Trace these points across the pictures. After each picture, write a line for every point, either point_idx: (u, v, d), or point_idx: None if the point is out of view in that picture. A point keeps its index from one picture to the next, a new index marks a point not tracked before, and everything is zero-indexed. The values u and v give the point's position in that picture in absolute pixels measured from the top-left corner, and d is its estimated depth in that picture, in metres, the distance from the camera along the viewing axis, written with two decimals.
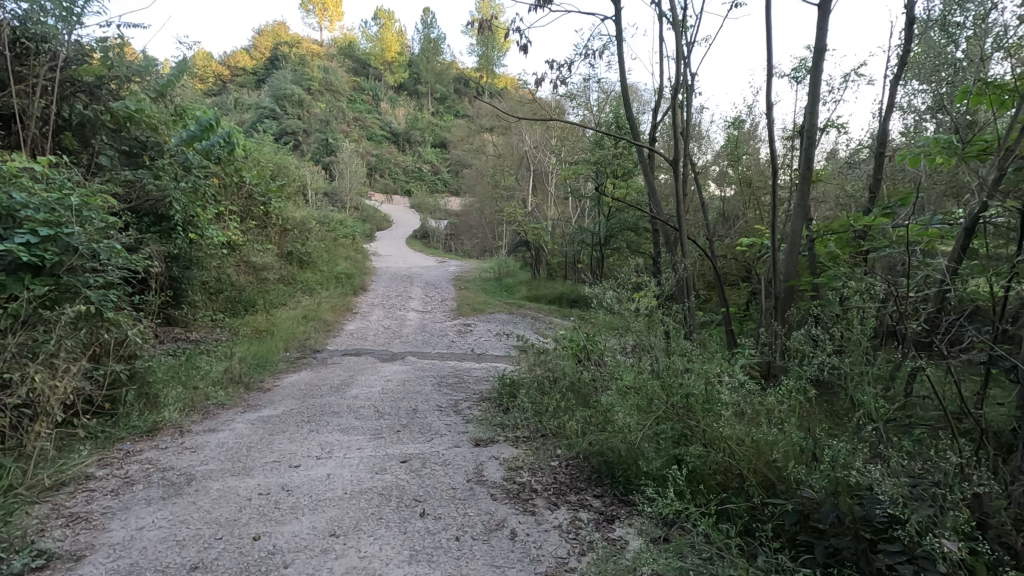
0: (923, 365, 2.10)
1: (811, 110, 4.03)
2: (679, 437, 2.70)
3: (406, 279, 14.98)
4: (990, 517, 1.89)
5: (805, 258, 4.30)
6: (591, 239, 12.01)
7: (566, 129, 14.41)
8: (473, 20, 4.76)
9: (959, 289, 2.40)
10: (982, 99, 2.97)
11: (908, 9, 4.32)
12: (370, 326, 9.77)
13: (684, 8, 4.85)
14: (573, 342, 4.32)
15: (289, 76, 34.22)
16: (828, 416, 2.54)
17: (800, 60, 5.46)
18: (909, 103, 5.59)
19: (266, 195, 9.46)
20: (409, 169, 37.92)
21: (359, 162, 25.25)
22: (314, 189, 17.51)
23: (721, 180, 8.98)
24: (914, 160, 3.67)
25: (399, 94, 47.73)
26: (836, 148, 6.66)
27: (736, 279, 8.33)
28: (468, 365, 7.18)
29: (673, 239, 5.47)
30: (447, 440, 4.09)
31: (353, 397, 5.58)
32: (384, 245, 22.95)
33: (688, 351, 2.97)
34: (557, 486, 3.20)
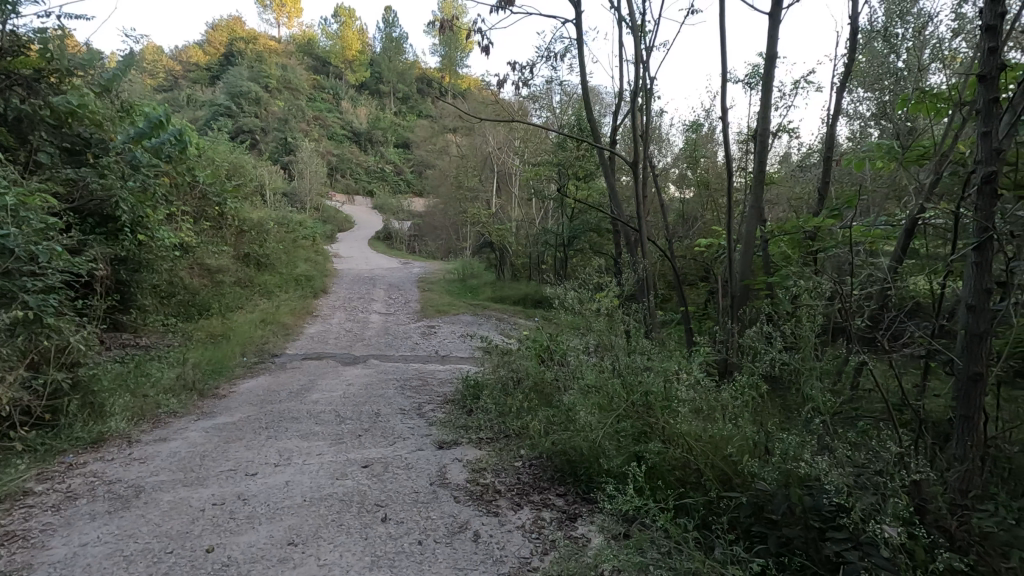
0: (867, 360, 2.20)
1: (763, 115, 4.17)
2: (639, 435, 2.75)
3: (369, 281, 14.77)
4: (928, 503, 1.99)
5: (760, 258, 4.44)
6: (555, 240, 12.11)
7: (529, 130, 14.50)
8: (434, 20, 4.73)
9: (899, 287, 2.53)
10: (920, 107, 3.08)
11: (853, 20, 4.52)
12: (332, 329, 9.59)
13: (643, 13, 4.94)
14: (536, 343, 4.34)
15: (245, 73, 33.26)
16: (780, 411, 2.63)
17: (754, 66, 5.63)
18: (855, 109, 5.85)
19: (221, 196, 9.16)
20: (372, 169, 37.34)
21: (319, 162, 24.75)
22: (273, 189, 17.06)
23: (680, 182, 9.19)
24: (859, 164, 3.79)
25: (360, 94, 47.04)
26: (788, 152, 6.91)
27: (694, 279, 8.55)
28: (432, 368, 7.13)
29: (633, 239, 5.56)
30: (409, 444, 4.05)
31: (313, 402, 5.46)
32: (345, 247, 22.56)
33: (647, 350, 3.02)
34: (520, 487, 3.21)
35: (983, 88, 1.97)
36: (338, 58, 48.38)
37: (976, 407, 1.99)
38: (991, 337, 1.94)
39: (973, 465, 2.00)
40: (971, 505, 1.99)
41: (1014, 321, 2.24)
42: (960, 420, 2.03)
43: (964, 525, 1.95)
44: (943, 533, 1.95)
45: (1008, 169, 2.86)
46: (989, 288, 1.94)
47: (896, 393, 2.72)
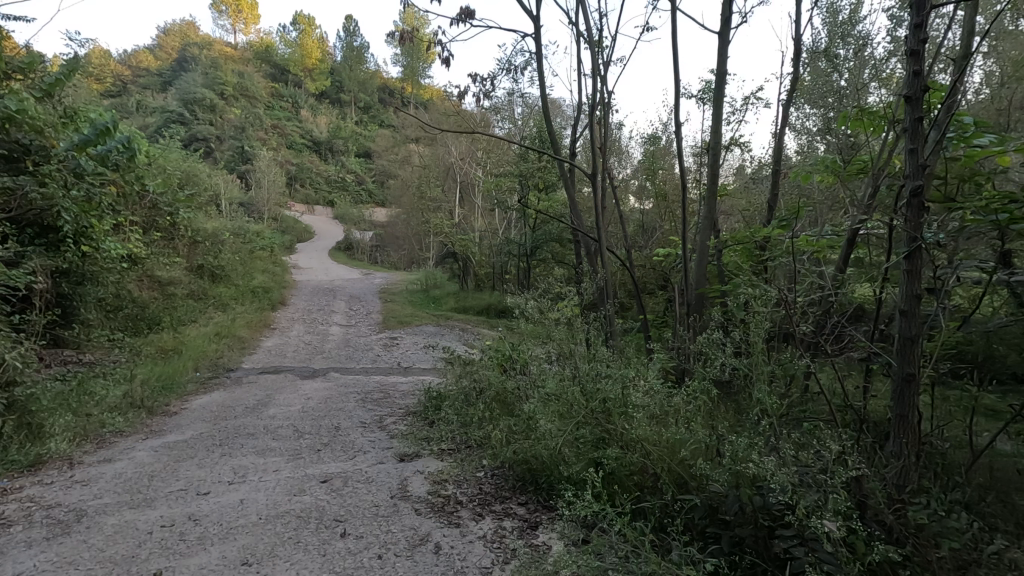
0: (810, 364, 2.31)
1: (715, 128, 4.34)
2: (598, 441, 2.79)
3: (328, 292, 14.49)
4: (868, 499, 2.09)
5: (715, 267, 4.59)
6: (518, 251, 12.18)
7: (493, 142, 14.60)
8: (395, 30, 4.75)
9: (841, 294, 2.66)
10: (859, 124, 3.26)
11: (798, 40, 4.76)
12: (290, 342, 9.35)
13: (600, 30, 5.08)
14: (499, 353, 4.35)
15: (198, 79, 32.41)
16: (732, 415, 2.72)
17: (706, 82, 5.84)
18: (802, 125, 6.14)
19: (174, 205, 8.84)
20: (333, 179, 36.34)
21: (278, 171, 24.28)
22: (228, 199, 16.61)
23: (640, 193, 9.40)
24: (807, 177, 3.98)
25: (321, 102, 46.36)
26: (741, 165, 7.19)
27: (653, 287, 8.75)
28: (395, 379, 7.05)
29: (594, 250, 5.67)
30: (370, 458, 3.99)
31: (270, 417, 5.30)
32: (304, 257, 22.12)
33: (606, 358, 3.08)
34: (481, 497, 3.21)
35: (909, 108, 2.11)
36: (298, 66, 47.69)
37: (909, 406, 2.11)
38: (922, 340, 2.06)
39: (909, 462, 2.12)
40: (907, 500, 2.10)
41: (943, 324, 2.39)
42: (895, 418, 2.15)
43: (901, 518, 2.06)
44: (883, 527, 2.04)
45: (938, 183, 3.05)
46: (918, 294, 2.07)
47: (840, 394, 2.86)
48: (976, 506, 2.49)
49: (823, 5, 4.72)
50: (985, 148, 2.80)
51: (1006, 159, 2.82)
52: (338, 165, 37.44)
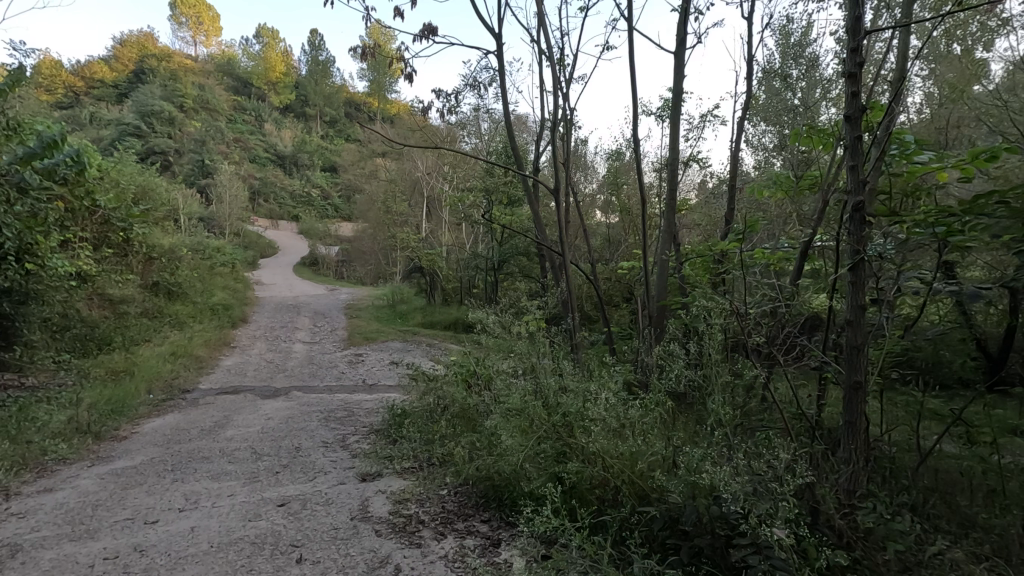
0: (762, 375, 2.37)
1: (674, 143, 4.45)
2: (559, 455, 2.79)
3: (292, 309, 14.15)
4: (820, 505, 2.16)
5: (676, 279, 4.67)
6: (485, 265, 12.16)
7: (459, 157, 14.63)
8: (358, 45, 4.72)
9: (792, 306, 2.74)
10: (809, 141, 3.39)
11: (752, 61, 4.95)
12: (251, 361, 9.08)
13: (562, 48, 5.17)
14: (463, 368, 4.30)
15: (156, 91, 31.54)
16: (690, 427, 2.77)
17: (665, 100, 6.00)
18: (759, 141, 6.35)
19: (127, 220, 8.55)
20: (297, 194, 35.62)
21: (240, 185, 23.73)
22: (187, 214, 16.10)
23: (606, 207, 9.53)
24: (762, 192, 4.11)
25: (285, 116, 45.62)
26: (701, 180, 7.37)
27: (619, 300, 8.86)
28: (359, 398, 6.89)
29: (559, 263, 5.71)
30: (330, 478, 3.90)
31: (227, 439, 5.13)
32: (268, 273, 21.55)
33: (567, 371, 3.09)
34: (444, 515, 3.15)
35: (848, 126, 2.23)
36: (261, 79, 47.04)
37: (858, 413, 2.19)
38: (867, 349, 2.14)
39: (858, 467, 2.19)
40: (856, 504, 2.17)
41: (887, 333, 2.49)
42: (845, 425, 2.22)
43: (851, 523, 2.13)
44: (833, 531, 2.10)
45: (883, 197, 3.19)
46: (863, 305, 2.16)
47: (794, 402, 2.95)
48: (922, 508, 2.59)
49: (775, 28, 4.92)
50: (925, 165, 2.95)
51: (945, 176, 2.97)
52: (303, 179, 36.85)
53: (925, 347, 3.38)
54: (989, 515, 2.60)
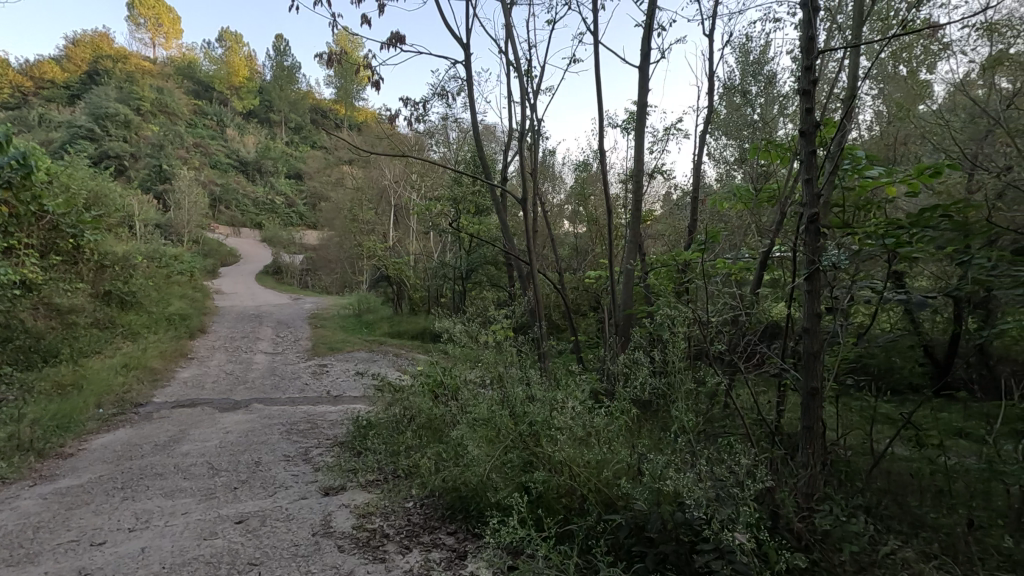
0: (724, 383, 2.41)
1: (638, 155, 4.54)
2: (525, 465, 2.77)
3: (254, 318, 13.75)
4: (780, 509, 2.21)
5: (641, 288, 4.74)
6: (453, 274, 12.09)
7: (427, 165, 14.59)
8: (325, 51, 4.66)
9: (752, 315, 2.81)
10: (768, 155, 3.49)
11: (713, 77, 5.10)
12: (209, 373, 8.78)
13: (529, 60, 5.22)
14: (430, 378, 4.24)
15: (111, 93, 30.40)
16: (656, 433, 2.80)
17: (630, 113, 6.14)
18: (721, 155, 6.54)
19: (77, 227, 8.22)
20: (261, 201, 34.75)
21: (200, 191, 23.05)
22: (143, 221, 15.54)
23: (574, 217, 9.63)
24: (724, 204, 4.23)
25: (249, 121, 44.61)
26: (666, 192, 7.53)
27: (586, 309, 8.93)
28: (323, 409, 6.72)
29: (526, 272, 5.73)
30: (291, 494, 3.79)
31: (182, 454, 4.93)
32: (228, 282, 20.90)
33: (534, 380, 3.08)
34: (409, 529, 3.09)
35: (804, 141, 2.30)
36: (224, 84, 45.87)
37: (815, 418, 2.25)
38: (823, 356, 2.20)
39: (816, 471, 2.24)
40: (814, 508, 2.22)
41: (841, 341, 2.58)
42: (803, 431, 2.28)
43: (810, 526, 2.18)
44: (792, 534, 2.16)
45: (838, 210, 3.31)
46: (819, 313, 2.22)
47: (755, 408, 3.02)
48: (875, 510, 2.67)
49: (735, 45, 5.08)
50: (875, 179, 3.08)
51: (894, 189, 3.10)
52: (266, 186, 36.03)
53: (878, 353, 3.52)
54: (937, 515, 2.71)
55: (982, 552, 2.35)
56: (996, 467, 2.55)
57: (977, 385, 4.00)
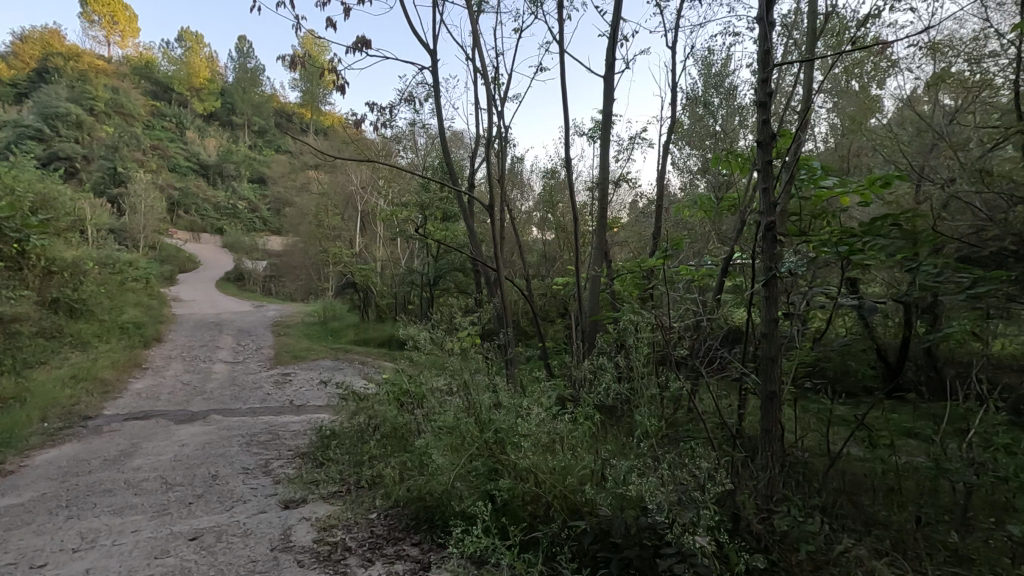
0: (687, 387, 2.45)
1: (604, 163, 4.59)
2: (491, 472, 2.75)
3: (214, 326, 13.32)
4: (741, 511, 2.26)
5: (608, 295, 4.78)
6: (420, 281, 11.98)
7: (394, 171, 14.47)
8: (290, 53, 4.56)
9: (714, 321, 2.86)
10: (728, 165, 3.58)
11: (676, 88, 5.22)
12: (165, 383, 8.44)
13: (496, 68, 5.23)
14: (395, 386, 4.17)
15: (62, 91, 29.14)
16: (620, 439, 2.82)
17: (596, 121, 6.21)
18: (685, 164, 6.69)
19: (22, 231, 7.82)
20: (222, 206, 33.78)
21: (157, 195, 22.26)
22: (94, 225, 14.90)
23: (542, 224, 9.68)
24: (687, 212, 4.31)
25: (210, 124, 43.41)
26: (632, 200, 7.64)
27: (554, 315, 8.96)
28: (285, 420, 6.54)
29: (493, 279, 5.71)
30: (250, 508, 3.67)
31: (134, 469, 4.72)
32: (187, 289, 20.20)
33: (500, 387, 3.06)
34: (372, 541, 3.03)
35: (761, 151, 2.37)
36: (183, 85, 44.15)
37: (773, 421, 2.30)
38: (781, 360, 2.27)
39: (775, 472, 2.29)
40: (773, 508, 2.28)
41: (798, 345, 2.66)
42: (763, 433, 2.33)
43: (769, 526, 2.23)
44: (752, 535, 2.20)
45: (795, 219, 3.41)
46: (776, 318, 2.28)
47: (717, 412, 3.08)
48: (831, 510, 2.75)
49: (697, 58, 5.20)
50: (830, 189, 3.19)
51: (847, 199, 3.22)
52: (227, 191, 35.07)
53: (833, 357, 3.64)
54: (889, 512, 2.81)
55: (930, 547, 2.44)
56: (942, 465, 2.66)
57: (926, 386, 4.18)
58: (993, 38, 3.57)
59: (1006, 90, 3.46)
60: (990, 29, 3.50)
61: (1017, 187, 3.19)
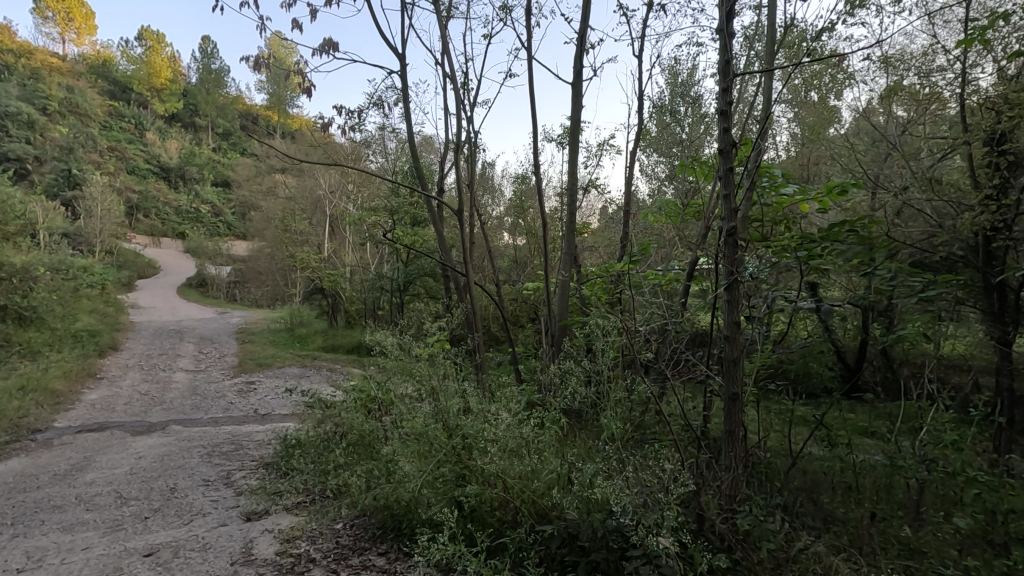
0: (652, 392, 2.46)
1: (572, 169, 4.63)
2: (458, 478, 2.72)
3: (174, 334, 12.89)
4: (705, 512, 2.29)
5: (577, 300, 4.82)
6: (389, 286, 11.85)
7: (364, 176, 14.33)
8: (255, 54, 4.46)
9: (679, 325, 2.90)
10: (693, 172, 3.66)
11: (643, 96, 5.31)
12: (121, 394, 8.10)
13: (466, 73, 5.23)
14: (362, 393, 4.11)
15: (12, 89, 27.82)
16: (587, 443, 2.84)
17: (565, 128, 6.28)
18: (653, 170, 6.81)
19: None
20: (184, 210, 32.78)
21: (114, 198, 21.46)
22: (46, 229, 14.26)
23: (512, 229, 9.72)
24: (655, 218, 4.39)
25: (172, 125, 42.14)
26: (601, 206, 7.73)
27: (524, 320, 8.98)
28: (248, 429, 6.37)
29: (463, 284, 5.69)
30: (209, 521, 3.56)
31: (87, 483, 4.53)
32: (146, 296, 19.50)
33: (467, 393, 3.04)
34: (337, 552, 2.97)
35: (722, 159, 2.41)
36: (143, 86, 42.55)
37: (736, 423, 2.32)
38: (743, 362, 2.30)
39: (738, 473, 2.31)
40: (736, 508, 2.31)
41: (759, 347, 2.71)
42: (726, 435, 2.34)
43: (731, 526, 2.27)
44: (715, 536, 2.24)
45: (757, 225, 3.49)
46: (738, 322, 2.32)
47: (683, 415, 3.12)
48: (792, 509, 2.83)
49: (664, 67, 5.30)
50: (790, 197, 3.27)
51: (806, 206, 3.31)
52: (189, 194, 34.06)
53: (795, 359, 3.74)
54: (846, 509, 2.90)
55: (884, 542, 2.53)
56: (896, 462, 2.76)
57: (882, 387, 4.33)
58: (940, 53, 3.68)
59: (953, 103, 3.59)
60: (937, 45, 3.65)
61: (964, 195, 3.35)
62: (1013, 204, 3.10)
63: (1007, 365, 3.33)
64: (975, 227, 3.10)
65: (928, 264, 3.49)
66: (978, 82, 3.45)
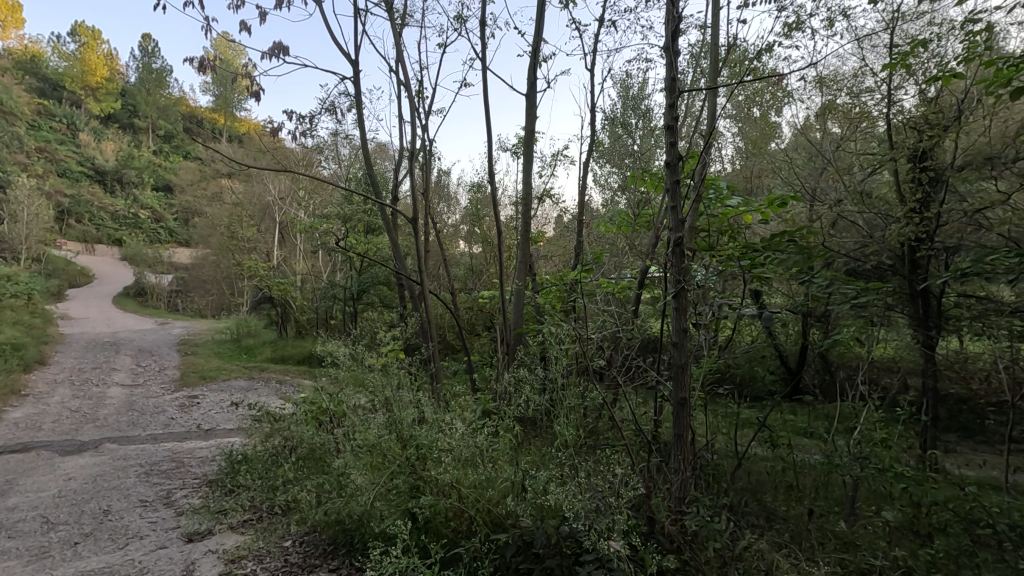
0: (605, 398, 2.51)
1: (527, 178, 4.68)
2: (412, 489, 2.69)
3: (109, 346, 12.16)
4: (656, 515, 2.35)
5: (531, 308, 4.85)
6: (342, 295, 11.59)
7: (315, 182, 13.99)
8: (200, 56, 4.28)
9: (632, 331, 2.96)
10: (643, 183, 3.77)
11: (596, 107, 5.45)
12: (48, 411, 7.57)
13: (420, 81, 5.22)
14: (313, 405, 4.00)
15: None
16: (542, 451, 2.85)
17: (520, 137, 6.36)
18: (605, 180, 6.96)
19: None
20: (121, 216, 31.06)
21: (43, 202, 20.11)
22: None
23: (468, 237, 9.71)
24: (608, 228, 4.48)
25: (108, 126, 39.97)
26: (556, 215, 7.83)
27: (480, 329, 8.95)
28: (191, 446, 6.08)
29: (417, 292, 5.63)
30: (147, 544, 3.38)
31: (9, 508, 4.21)
32: (78, 306, 18.31)
33: (422, 403, 3.01)
34: (286, 570, 2.87)
35: (670, 172, 2.50)
36: (76, 84, 40.20)
37: (684, 426, 2.37)
38: (690, 367, 2.37)
39: (687, 475, 2.37)
40: (685, 510, 2.38)
41: (706, 352, 2.80)
42: (675, 439, 2.39)
43: (680, 528, 2.33)
44: (666, 537, 2.31)
45: (703, 235, 3.62)
46: (686, 328, 2.39)
47: (635, 420, 3.19)
48: (737, 508, 2.94)
49: (615, 81, 5.45)
50: (734, 208, 3.42)
51: (749, 217, 3.46)
52: (127, 199, 32.32)
53: (740, 364, 3.89)
54: (788, 506, 3.03)
55: (822, 536, 2.67)
56: (832, 460, 2.92)
57: (820, 388, 4.56)
58: (868, 75, 3.95)
59: (881, 122, 3.85)
60: (865, 67, 3.92)
61: (891, 208, 3.61)
62: (933, 218, 3.37)
63: (931, 366, 3.59)
64: (901, 238, 3.34)
65: (859, 273, 3.72)
66: (902, 103, 3.72)
